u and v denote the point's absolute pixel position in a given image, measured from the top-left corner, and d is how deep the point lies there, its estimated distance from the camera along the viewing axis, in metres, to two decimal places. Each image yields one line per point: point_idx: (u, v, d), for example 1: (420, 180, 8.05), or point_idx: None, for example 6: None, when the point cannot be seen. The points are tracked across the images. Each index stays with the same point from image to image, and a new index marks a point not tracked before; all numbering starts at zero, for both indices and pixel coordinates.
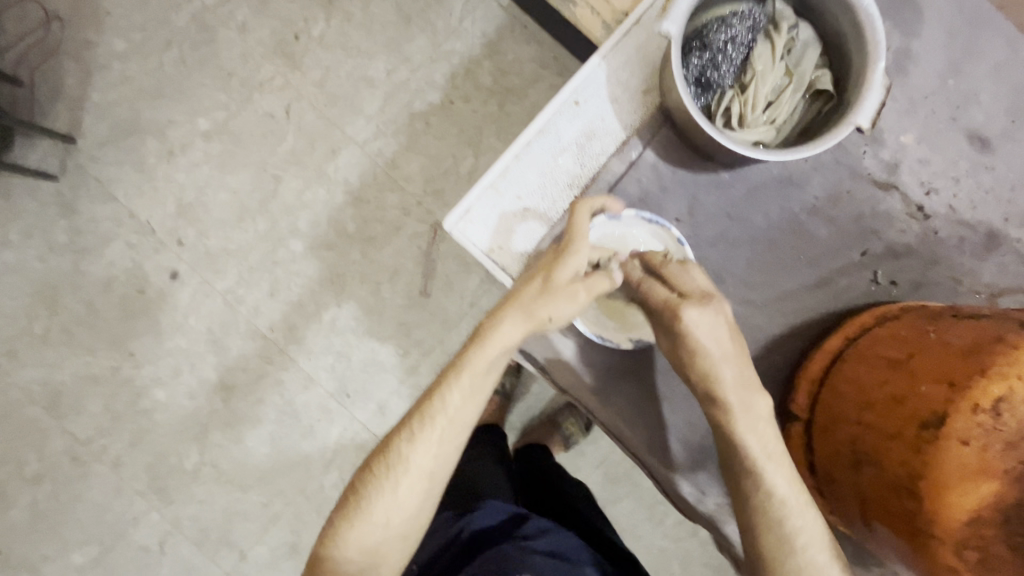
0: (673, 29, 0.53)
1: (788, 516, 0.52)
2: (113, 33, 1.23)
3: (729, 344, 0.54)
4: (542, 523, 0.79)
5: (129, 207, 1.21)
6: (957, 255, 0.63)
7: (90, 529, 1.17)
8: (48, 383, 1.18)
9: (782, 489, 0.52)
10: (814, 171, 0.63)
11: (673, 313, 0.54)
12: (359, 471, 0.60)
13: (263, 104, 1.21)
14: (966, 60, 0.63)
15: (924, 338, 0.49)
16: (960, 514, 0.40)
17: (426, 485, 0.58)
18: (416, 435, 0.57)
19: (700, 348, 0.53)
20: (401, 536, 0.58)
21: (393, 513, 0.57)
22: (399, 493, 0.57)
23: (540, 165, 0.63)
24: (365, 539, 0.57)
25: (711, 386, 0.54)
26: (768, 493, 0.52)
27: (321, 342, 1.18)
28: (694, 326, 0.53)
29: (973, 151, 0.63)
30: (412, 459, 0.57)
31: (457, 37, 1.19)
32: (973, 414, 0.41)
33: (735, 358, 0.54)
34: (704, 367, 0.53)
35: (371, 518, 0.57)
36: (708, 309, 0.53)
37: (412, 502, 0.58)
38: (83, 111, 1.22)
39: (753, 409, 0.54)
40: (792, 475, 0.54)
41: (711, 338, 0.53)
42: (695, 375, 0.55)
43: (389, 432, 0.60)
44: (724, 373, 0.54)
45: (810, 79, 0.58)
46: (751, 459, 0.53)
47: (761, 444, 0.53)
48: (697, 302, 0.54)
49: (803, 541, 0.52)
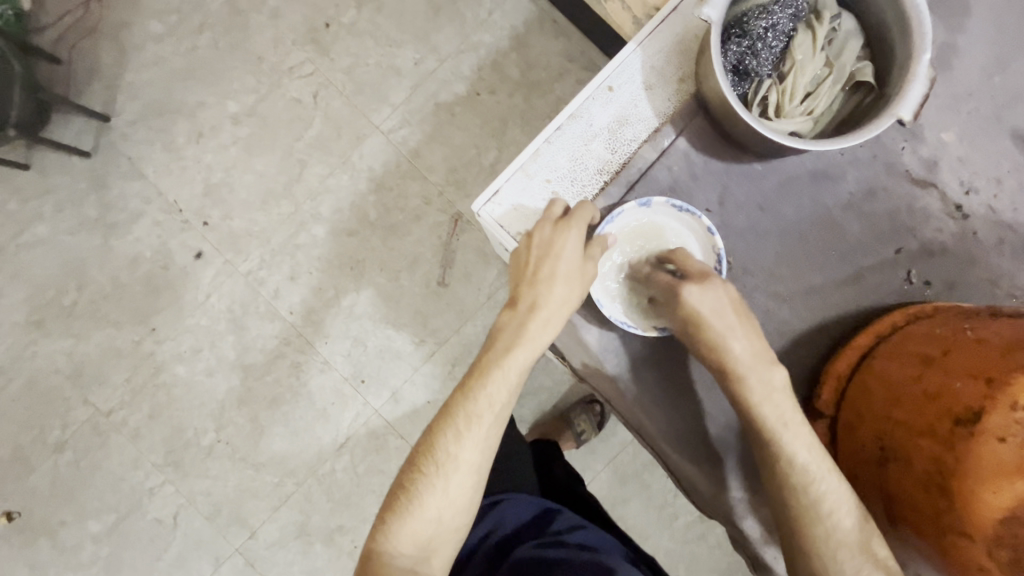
0: (714, 13, 0.52)
1: (811, 483, 0.52)
2: (150, 15, 1.25)
3: (734, 321, 0.55)
4: (572, 519, 0.80)
5: (157, 185, 1.23)
6: (996, 257, 0.61)
7: (107, 497, 1.20)
8: (73, 354, 1.21)
9: (802, 459, 0.52)
10: (851, 165, 0.62)
11: (675, 293, 0.56)
12: (402, 472, 0.61)
13: (291, 89, 1.22)
14: (1016, 58, 0.62)
15: (959, 335, 0.47)
16: (994, 512, 0.39)
17: (475, 477, 0.60)
18: (463, 432, 0.59)
19: (705, 324, 0.55)
20: (454, 529, 0.60)
21: (447, 508, 0.59)
22: (451, 488, 0.59)
23: (572, 149, 0.63)
24: (419, 534, 0.58)
25: (723, 362, 0.55)
26: (789, 462, 0.52)
27: (338, 327, 1.19)
28: (697, 305, 0.55)
29: (1017, 152, 0.62)
30: (461, 455, 0.59)
31: (486, 29, 1.20)
32: (1011, 411, 0.40)
33: (746, 337, 0.55)
34: (711, 341, 0.55)
35: (424, 515, 0.58)
36: (708, 287, 0.55)
37: (463, 495, 0.59)
38: (118, 89, 1.25)
39: (766, 382, 0.54)
40: (812, 442, 0.53)
41: (713, 315, 0.54)
42: (707, 352, 0.55)
43: (430, 432, 0.61)
44: (734, 348, 0.55)
45: (852, 70, 0.57)
46: (767, 427, 0.53)
47: (777, 413, 0.53)
48: (696, 281, 0.55)
49: (829, 507, 0.51)
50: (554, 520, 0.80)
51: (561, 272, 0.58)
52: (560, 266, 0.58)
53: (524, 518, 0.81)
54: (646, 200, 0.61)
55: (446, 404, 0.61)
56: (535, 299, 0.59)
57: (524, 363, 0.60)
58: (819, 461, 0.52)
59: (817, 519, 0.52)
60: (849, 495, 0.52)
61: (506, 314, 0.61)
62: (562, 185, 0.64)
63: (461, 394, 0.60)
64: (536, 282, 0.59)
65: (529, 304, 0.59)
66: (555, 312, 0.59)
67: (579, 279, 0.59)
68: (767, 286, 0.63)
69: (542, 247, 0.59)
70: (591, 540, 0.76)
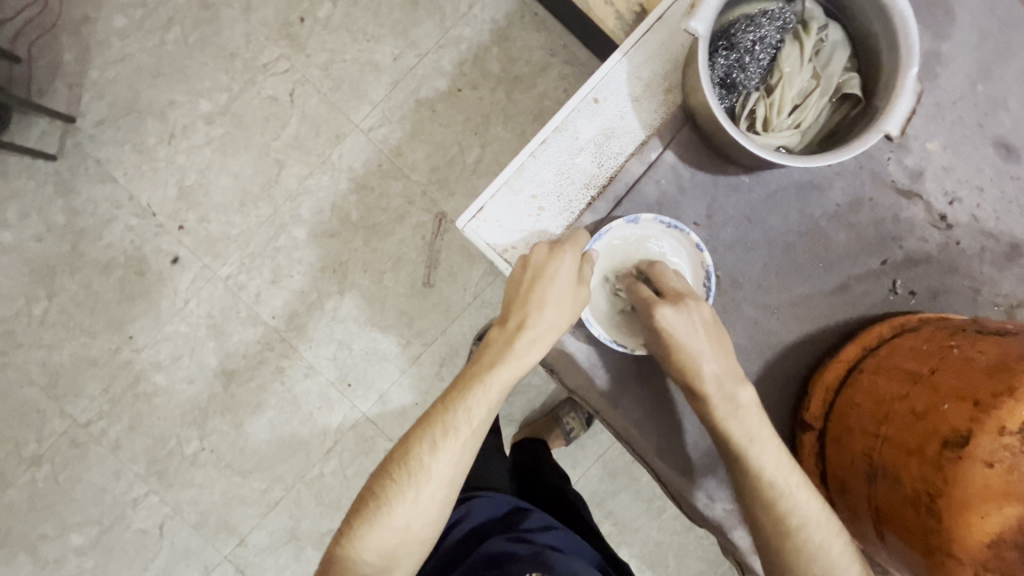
0: (701, 27, 0.51)
1: (784, 498, 0.54)
2: (113, 9, 1.19)
3: (707, 343, 0.57)
4: (543, 519, 0.78)
5: (128, 189, 1.18)
6: (977, 264, 0.64)
7: (89, 510, 1.17)
8: (46, 365, 1.17)
9: (771, 474, 0.54)
10: (837, 177, 0.65)
11: (651, 314, 0.57)
12: (374, 477, 0.61)
13: (266, 86, 1.18)
14: (997, 68, 0.64)
15: (946, 354, 0.48)
16: (981, 536, 0.40)
17: (446, 491, 0.59)
18: (438, 444, 0.59)
19: (679, 347, 0.56)
20: (420, 542, 0.59)
21: (414, 518, 0.58)
22: (421, 499, 0.58)
23: (557, 164, 0.67)
24: (384, 542, 0.58)
25: (696, 382, 0.57)
26: (759, 476, 0.55)
27: (322, 330, 1.17)
28: (671, 324, 0.56)
29: (998, 160, 0.64)
30: (434, 467, 0.59)
31: (466, 22, 1.16)
32: (998, 436, 0.40)
33: (716, 359, 0.57)
34: (683, 364, 0.57)
35: (391, 523, 0.58)
36: (683, 309, 0.57)
37: (433, 507, 0.59)
38: (82, 88, 1.19)
39: (733, 402, 0.56)
40: (782, 457, 0.56)
41: (687, 337, 0.56)
42: (680, 374, 0.57)
43: (406, 439, 0.60)
44: (705, 371, 0.57)
45: (838, 83, 0.58)
46: (737, 446, 0.55)
47: (745, 430, 0.56)
48: (671, 303, 0.57)
49: (804, 522, 0.53)
50: (525, 518, 0.78)
51: (553, 295, 0.58)
52: (553, 290, 0.59)
53: (496, 514, 0.79)
54: (633, 218, 0.62)
55: (427, 414, 0.61)
56: (524, 318, 0.59)
57: (507, 380, 0.60)
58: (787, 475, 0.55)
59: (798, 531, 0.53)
60: (821, 507, 0.54)
61: (496, 330, 0.61)
62: (548, 200, 0.67)
63: (442, 405, 0.60)
64: (527, 303, 0.59)
65: (518, 322, 0.60)
66: (543, 333, 0.59)
67: (570, 305, 0.59)
68: (755, 296, 0.65)
69: (535, 270, 0.59)
70: (558, 542, 0.74)
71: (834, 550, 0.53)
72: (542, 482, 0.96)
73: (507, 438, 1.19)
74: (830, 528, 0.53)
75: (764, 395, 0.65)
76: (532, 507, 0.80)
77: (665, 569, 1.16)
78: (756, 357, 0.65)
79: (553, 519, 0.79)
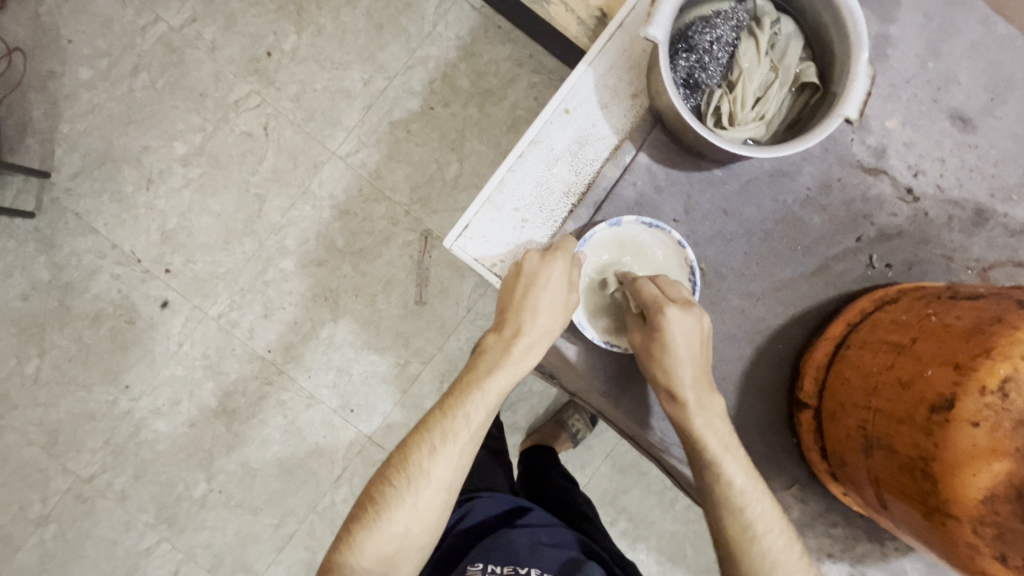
0: (659, 33, 0.53)
1: (747, 502, 0.57)
2: (78, 60, 1.19)
3: (695, 350, 0.58)
4: (544, 517, 0.79)
5: (109, 237, 1.18)
6: (947, 232, 0.66)
7: (102, 564, 1.16)
8: (44, 423, 1.16)
9: (738, 479, 0.57)
10: (805, 162, 0.67)
11: (657, 309, 0.57)
12: (373, 482, 0.62)
13: (239, 123, 1.19)
14: (943, 42, 0.67)
15: (925, 322, 0.50)
16: (976, 493, 0.42)
17: (445, 495, 0.60)
18: (437, 449, 0.60)
19: (673, 347, 0.57)
20: (419, 547, 0.60)
21: (414, 523, 0.59)
22: (420, 503, 0.59)
23: (536, 176, 0.68)
24: (382, 548, 0.58)
25: (673, 382, 0.58)
26: (728, 483, 0.57)
27: (319, 359, 1.17)
28: (673, 326, 0.56)
29: (955, 131, 0.67)
30: (433, 471, 0.60)
31: (432, 42, 1.18)
32: (981, 396, 0.42)
33: (699, 370, 0.58)
34: (669, 362, 0.57)
35: (391, 528, 0.59)
36: (688, 316, 0.57)
37: (432, 512, 0.60)
38: (54, 143, 1.19)
39: (714, 413, 0.58)
40: (745, 464, 0.58)
41: (684, 343, 0.57)
42: (662, 369, 0.58)
43: (405, 446, 0.61)
44: (685, 374, 0.57)
45: (795, 73, 0.61)
46: (710, 452, 0.57)
47: (717, 436, 0.58)
48: (679, 306, 0.57)
49: (764, 529, 0.56)
50: (528, 515, 0.78)
51: (545, 303, 0.60)
52: (545, 298, 0.60)
53: (497, 513, 0.79)
54: (615, 221, 0.64)
55: (425, 420, 0.62)
56: (519, 325, 0.60)
57: (504, 386, 0.61)
58: (752, 481, 0.58)
59: (747, 508, 0.57)
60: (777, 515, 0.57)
61: (493, 337, 0.62)
62: (531, 212, 0.69)
63: (441, 411, 0.62)
64: (521, 311, 0.60)
65: (514, 330, 0.61)
66: (538, 339, 0.60)
67: (563, 310, 0.60)
68: (740, 285, 0.67)
69: (529, 277, 0.61)
70: (558, 540, 0.75)
71: (792, 552, 0.56)
72: (552, 486, 0.98)
73: (513, 446, 1.20)
74: (784, 532, 0.57)
75: (759, 381, 0.67)
76: (533, 505, 0.81)
77: (683, 561, 1.17)
78: (747, 345, 0.67)
79: (553, 516, 0.80)
